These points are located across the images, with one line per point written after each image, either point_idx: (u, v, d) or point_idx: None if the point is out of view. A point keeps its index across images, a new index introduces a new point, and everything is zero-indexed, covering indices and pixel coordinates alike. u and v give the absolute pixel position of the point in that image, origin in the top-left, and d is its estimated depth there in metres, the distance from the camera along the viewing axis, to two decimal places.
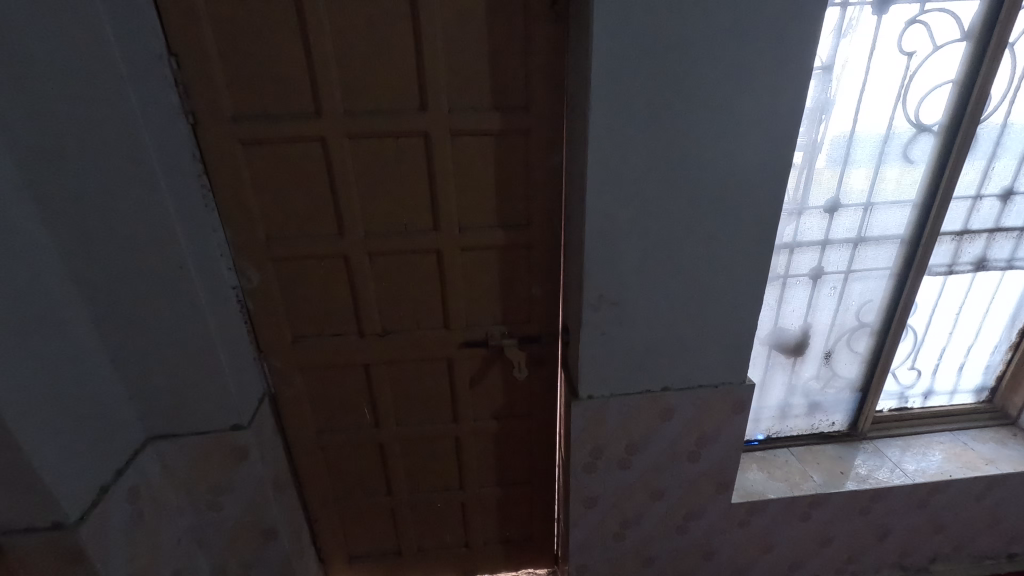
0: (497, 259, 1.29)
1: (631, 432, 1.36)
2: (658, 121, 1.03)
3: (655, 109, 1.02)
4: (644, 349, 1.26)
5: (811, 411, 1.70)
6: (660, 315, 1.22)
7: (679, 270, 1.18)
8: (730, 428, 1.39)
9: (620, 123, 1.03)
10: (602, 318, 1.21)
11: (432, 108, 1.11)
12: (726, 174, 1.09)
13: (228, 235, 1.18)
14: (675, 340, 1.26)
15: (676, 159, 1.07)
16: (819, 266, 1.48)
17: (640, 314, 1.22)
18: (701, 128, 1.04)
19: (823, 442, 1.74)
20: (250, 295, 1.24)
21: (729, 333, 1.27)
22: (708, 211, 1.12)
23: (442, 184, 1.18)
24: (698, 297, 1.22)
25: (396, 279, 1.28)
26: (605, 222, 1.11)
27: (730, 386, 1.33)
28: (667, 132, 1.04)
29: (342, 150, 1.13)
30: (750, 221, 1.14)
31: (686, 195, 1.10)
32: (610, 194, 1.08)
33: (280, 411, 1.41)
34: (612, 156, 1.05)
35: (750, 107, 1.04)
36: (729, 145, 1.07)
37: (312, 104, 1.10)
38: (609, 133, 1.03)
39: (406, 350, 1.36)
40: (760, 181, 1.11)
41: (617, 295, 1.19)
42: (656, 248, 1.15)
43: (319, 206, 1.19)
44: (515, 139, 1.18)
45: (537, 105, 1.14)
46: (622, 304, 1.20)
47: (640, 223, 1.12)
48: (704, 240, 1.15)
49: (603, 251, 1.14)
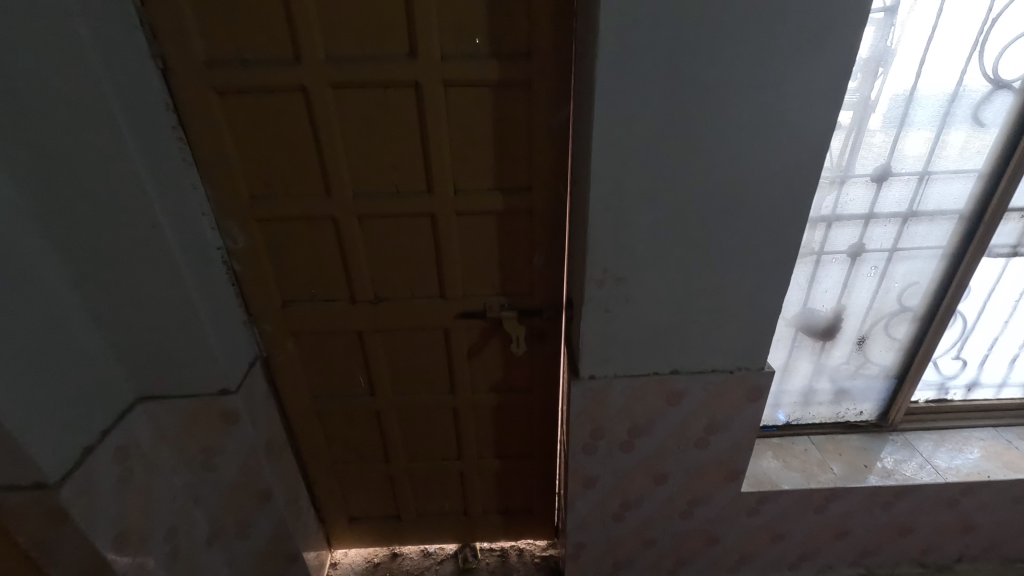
0: (496, 226, 1.19)
1: (635, 415, 1.27)
2: (679, 70, 0.89)
3: (677, 55, 0.88)
4: (652, 328, 1.16)
5: (836, 400, 1.57)
6: (671, 294, 1.12)
7: (697, 243, 1.06)
8: (744, 417, 1.29)
9: (633, 73, 0.89)
10: (607, 294, 1.10)
11: (422, 54, 0.99)
12: (757, 134, 0.95)
13: (209, 190, 1.11)
14: (687, 322, 1.15)
15: (698, 116, 0.93)
16: (859, 243, 1.32)
17: (648, 292, 1.11)
18: (728, 83, 0.90)
19: (848, 432, 1.61)
20: (236, 255, 1.19)
21: (748, 315, 1.15)
22: (733, 178, 0.99)
23: (435, 141, 1.08)
24: (716, 274, 1.09)
25: (387, 244, 1.20)
26: (612, 188, 0.99)
27: (747, 372, 1.22)
28: (689, 84, 0.90)
29: (326, 101, 1.03)
30: (779, 190, 1.01)
31: (708, 159, 0.97)
32: (619, 155, 0.96)
33: (273, 375, 1.38)
34: (623, 111, 0.92)
35: (792, 52, 0.88)
36: (762, 100, 0.92)
37: (291, 49, 1.00)
38: (620, 86, 0.90)
39: (399, 318, 1.29)
40: (797, 144, 0.96)
41: (624, 270, 1.08)
42: (669, 219, 1.03)
43: (304, 164, 1.10)
44: (516, 93, 1.05)
45: (542, 50, 1.00)
46: (628, 279, 1.09)
47: (654, 190, 1.00)
48: (725, 212, 1.02)
49: (610, 221, 1.02)
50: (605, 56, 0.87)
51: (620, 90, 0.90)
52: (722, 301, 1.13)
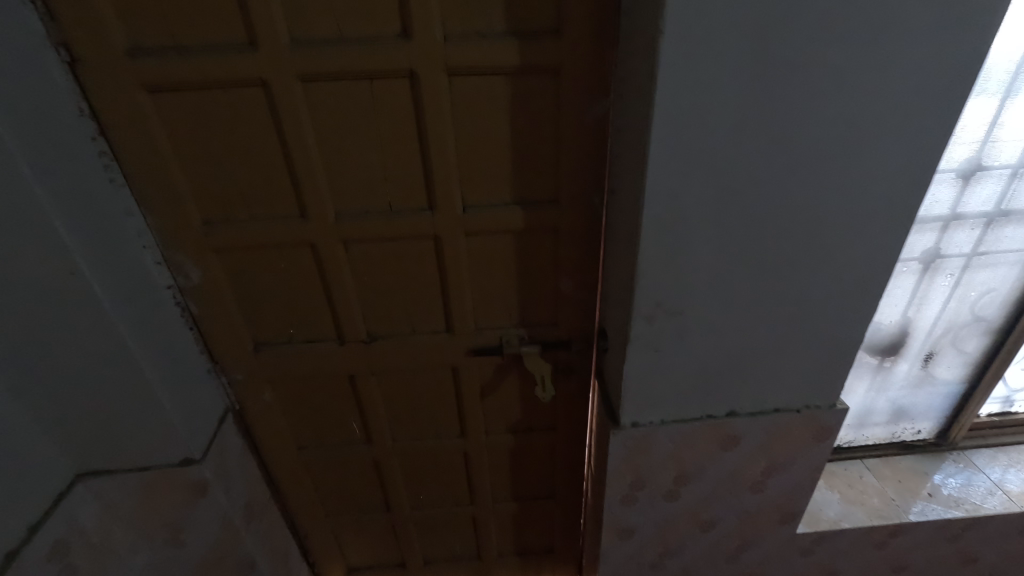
0: (515, 248, 0.97)
1: (682, 463, 1.08)
2: (767, 51, 0.66)
3: (765, 30, 0.65)
4: (709, 367, 0.96)
5: (893, 420, 1.40)
6: (733, 328, 0.91)
7: (769, 267, 0.85)
8: (808, 458, 1.10)
9: (705, 55, 0.66)
10: (657, 331, 0.90)
11: (418, 35, 0.75)
12: (858, 132, 0.73)
13: (151, 217, 0.87)
14: (750, 358, 0.96)
15: (787, 111, 0.71)
16: (937, 248, 1.12)
17: (707, 327, 0.91)
18: (830, 67, 0.68)
19: (904, 453, 1.45)
20: (193, 294, 0.96)
21: (823, 346, 0.95)
22: (822, 188, 0.77)
23: (437, 148, 0.85)
24: (789, 302, 0.89)
25: (380, 273, 0.97)
26: (669, 205, 0.77)
27: (815, 411, 1.03)
28: (779, 69, 0.67)
29: (294, 100, 0.79)
30: (878, 202, 0.79)
31: (794, 164, 0.75)
32: (681, 165, 0.74)
33: (249, 428, 1.15)
34: (689, 107, 0.70)
35: (917, 23, 0.66)
36: (870, 87, 0.70)
37: (243, 31, 0.75)
38: (687, 74, 0.67)
39: (398, 357, 1.08)
40: (907, 145, 0.75)
41: (678, 302, 0.87)
42: (737, 239, 0.82)
43: (270, 180, 0.86)
44: (541, 83, 0.82)
45: (574, 26, 0.76)
46: (683, 312, 0.88)
47: (721, 206, 0.78)
48: (807, 228, 0.81)
49: (665, 246, 0.81)
50: (671, 34, 0.64)
51: (687, 80, 0.68)
52: (793, 332, 0.93)
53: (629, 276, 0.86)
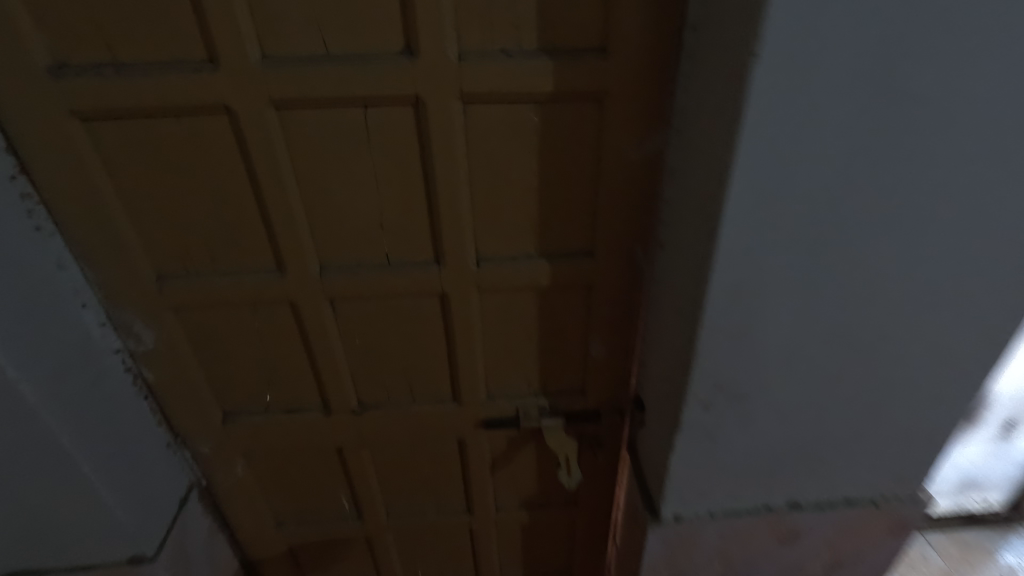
0: (538, 307, 0.80)
1: (728, 559, 0.91)
2: (892, 81, 0.50)
3: (892, 54, 0.48)
4: (772, 456, 0.78)
5: (957, 488, 1.24)
6: (809, 414, 0.74)
7: (863, 346, 0.67)
8: (882, 553, 0.93)
9: (811, 86, 0.49)
10: (713, 416, 0.73)
11: (425, 52, 0.59)
12: (996, 185, 0.56)
13: (91, 271, 0.70)
14: (824, 448, 0.78)
15: (908, 158, 0.54)
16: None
17: (776, 413, 0.73)
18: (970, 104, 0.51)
19: (971, 526, 1.27)
20: (147, 359, 0.79)
21: (912, 433, 0.78)
22: (942, 254, 0.60)
23: (447, 191, 0.68)
24: (880, 385, 0.71)
25: (375, 334, 0.81)
26: (744, 272, 0.60)
27: (894, 504, 0.85)
28: (904, 103, 0.51)
29: (267, 133, 0.62)
30: (1006, 271, 0.62)
31: (908, 226, 0.58)
32: (763, 224, 0.57)
33: (219, 505, 0.98)
34: (782, 152, 0.53)
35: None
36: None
37: (203, 45, 0.58)
38: (785, 109, 0.50)
39: (395, 427, 0.91)
40: None
41: (742, 386, 0.70)
42: (825, 314, 0.64)
43: (239, 227, 0.70)
44: (579, 114, 0.65)
45: (625, 43, 0.60)
46: (748, 396, 0.71)
47: (811, 275, 0.61)
48: (915, 301, 0.64)
49: (734, 321, 0.64)
50: (767, 57, 0.48)
51: (784, 117, 0.51)
52: (881, 419, 0.75)
53: (683, 352, 0.69)
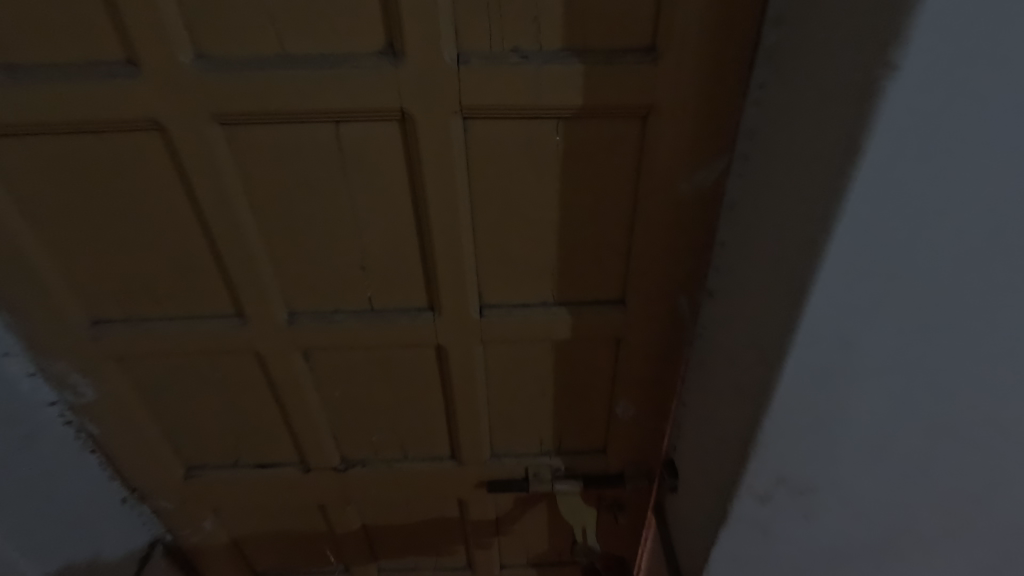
0: (554, 360, 0.66)
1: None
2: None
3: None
4: (841, 560, 0.62)
5: None
6: (897, 517, 0.57)
7: (987, 444, 0.50)
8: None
9: (971, 106, 0.33)
10: (770, 512, 0.57)
11: (411, 51, 0.44)
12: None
13: (10, 316, 0.58)
14: (911, 556, 0.61)
15: None
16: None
17: (854, 514, 0.57)
18: None
19: None
20: (91, 412, 0.67)
21: None
22: None
23: (442, 228, 0.53)
24: (1004, 491, 0.54)
25: (358, 387, 0.68)
26: (834, 352, 0.44)
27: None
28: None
29: (210, 155, 0.48)
30: None
31: None
32: (870, 292, 0.41)
33: (189, 559, 0.87)
34: (911, 199, 0.36)
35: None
36: None
37: (118, 41, 0.44)
38: (925, 140, 0.34)
39: (384, 486, 0.78)
40: None
41: (816, 483, 0.54)
42: (941, 406, 0.48)
43: (186, 267, 0.56)
44: (614, 134, 0.50)
45: (682, 41, 0.44)
46: (819, 492, 0.55)
47: (928, 358, 0.45)
48: None
49: (812, 408, 0.48)
50: (910, 65, 0.31)
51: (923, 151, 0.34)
52: (1000, 529, 0.58)
53: (738, 439, 0.53)
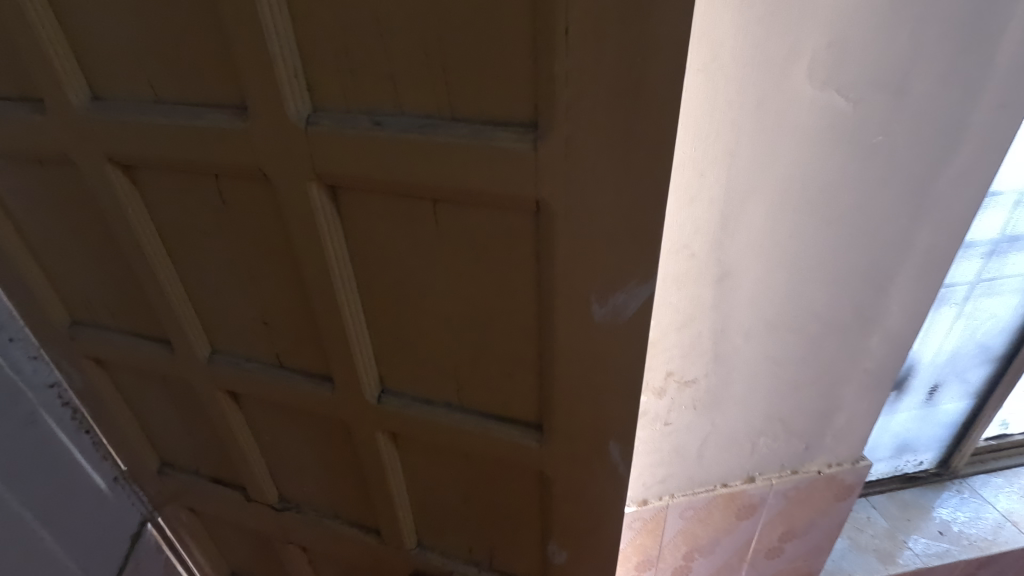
0: (473, 470, 0.55)
1: (694, 537, 0.74)
2: (877, 20, 0.43)
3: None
4: (708, 446, 0.67)
5: (891, 456, 0.96)
6: (745, 400, 0.64)
7: (800, 324, 0.59)
8: (832, 516, 0.78)
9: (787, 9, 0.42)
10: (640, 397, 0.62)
11: (258, 109, 0.37)
12: (974, 154, 0.50)
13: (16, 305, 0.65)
14: (763, 431, 0.67)
15: (818, 117, 0.47)
16: (1008, 231, 0.73)
17: (706, 396, 0.63)
18: (885, 60, 0.45)
19: (907, 487, 0.99)
20: (84, 397, 0.74)
21: (851, 427, 0.69)
22: (872, 228, 0.54)
23: (318, 297, 0.46)
24: (828, 380, 0.64)
25: (281, 437, 0.64)
26: (692, 219, 0.51)
27: (839, 470, 0.72)
28: (866, 78, 0.46)
29: (112, 196, 0.48)
30: (929, 240, 0.55)
31: (833, 195, 0.51)
32: (707, 198, 0.50)
33: (175, 548, 0.92)
34: (738, 107, 0.46)
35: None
36: (936, 87, 0.47)
37: (32, 85, 0.44)
38: None
39: (318, 540, 0.74)
40: (967, 164, 0.51)
41: (699, 346, 0.59)
42: (748, 287, 0.56)
43: (122, 291, 0.58)
44: (505, 228, 0.37)
45: (566, 115, 0.30)
46: (671, 378, 0.61)
47: (752, 259, 0.54)
48: (842, 288, 0.57)
49: None
50: None
51: (742, 56, 0.44)
52: (806, 428, 0.68)
53: None
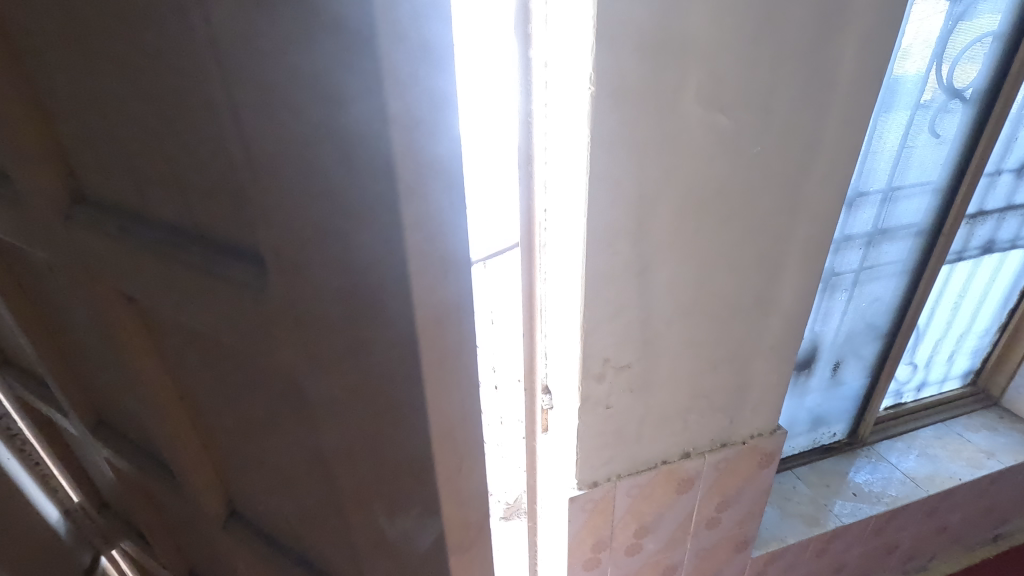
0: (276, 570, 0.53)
1: (640, 515, 0.80)
2: (744, 48, 0.50)
3: (742, 11, 0.49)
4: (645, 428, 0.73)
5: (807, 428, 1.07)
6: (674, 384, 0.71)
7: (712, 310, 0.67)
8: (757, 486, 0.87)
9: (670, 43, 0.48)
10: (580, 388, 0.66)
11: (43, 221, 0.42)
12: (835, 152, 0.60)
13: None
14: (692, 411, 0.75)
15: (713, 130, 0.54)
16: (879, 224, 0.86)
17: (639, 382, 0.69)
18: (760, 80, 0.53)
19: (827, 457, 1.10)
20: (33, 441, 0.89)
21: (765, 399, 0.79)
22: (764, 221, 0.62)
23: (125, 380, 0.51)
24: (742, 356, 0.72)
25: (140, 497, 0.72)
26: (612, 225, 0.56)
27: (758, 440, 0.82)
28: (748, 95, 0.53)
29: None
30: (809, 226, 0.64)
31: (730, 196, 0.59)
32: (625, 205, 0.55)
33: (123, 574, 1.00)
34: (645, 123, 0.51)
35: (889, 20, 0.54)
36: (802, 99, 0.55)
37: None
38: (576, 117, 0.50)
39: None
40: (832, 162, 0.60)
41: (630, 336, 0.65)
42: (666, 281, 0.62)
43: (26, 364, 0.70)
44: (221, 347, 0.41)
45: (265, 212, 0.28)
46: (608, 368, 0.66)
47: (669, 255, 0.60)
48: (744, 275, 0.65)
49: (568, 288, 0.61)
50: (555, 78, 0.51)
51: (636, 82, 0.49)
52: (729, 403, 0.76)
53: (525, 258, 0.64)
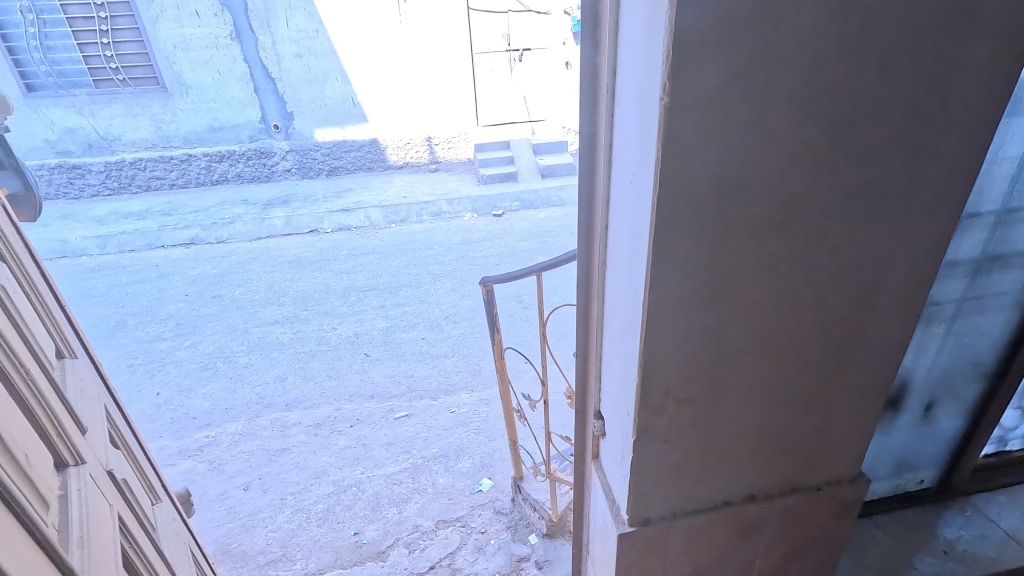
0: None
1: (698, 556, 0.74)
2: (851, 54, 0.43)
3: (850, 13, 0.42)
4: (707, 466, 0.67)
5: (889, 471, 0.96)
6: (743, 420, 0.64)
7: (791, 344, 0.60)
8: (832, 536, 0.78)
9: (762, 51, 0.42)
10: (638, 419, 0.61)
11: None
12: (955, 172, 0.51)
13: None
14: (762, 450, 0.68)
15: (806, 147, 0.47)
16: (991, 249, 0.76)
17: (705, 417, 0.63)
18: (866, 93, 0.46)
19: (914, 504, 0.99)
20: None
21: (848, 443, 0.70)
22: (860, 249, 0.54)
23: None
24: (824, 395, 0.65)
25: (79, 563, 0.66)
26: (682, 251, 0.51)
27: (838, 487, 0.73)
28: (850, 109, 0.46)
29: None
30: (915, 254, 0.56)
31: (820, 221, 0.52)
32: (698, 228, 0.50)
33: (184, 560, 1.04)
34: (726, 140, 0.46)
35: None
36: (918, 111, 0.47)
37: None
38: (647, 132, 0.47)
39: None
40: (949, 184, 0.52)
41: (696, 369, 0.59)
42: (740, 311, 0.56)
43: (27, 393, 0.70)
44: None
45: None
46: (670, 401, 0.60)
47: (744, 283, 0.54)
48: (833, 306, 0.58)
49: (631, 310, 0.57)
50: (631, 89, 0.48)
51: (722, 97, 0.43)
52: (806, 445, 0.69)
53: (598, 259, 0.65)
